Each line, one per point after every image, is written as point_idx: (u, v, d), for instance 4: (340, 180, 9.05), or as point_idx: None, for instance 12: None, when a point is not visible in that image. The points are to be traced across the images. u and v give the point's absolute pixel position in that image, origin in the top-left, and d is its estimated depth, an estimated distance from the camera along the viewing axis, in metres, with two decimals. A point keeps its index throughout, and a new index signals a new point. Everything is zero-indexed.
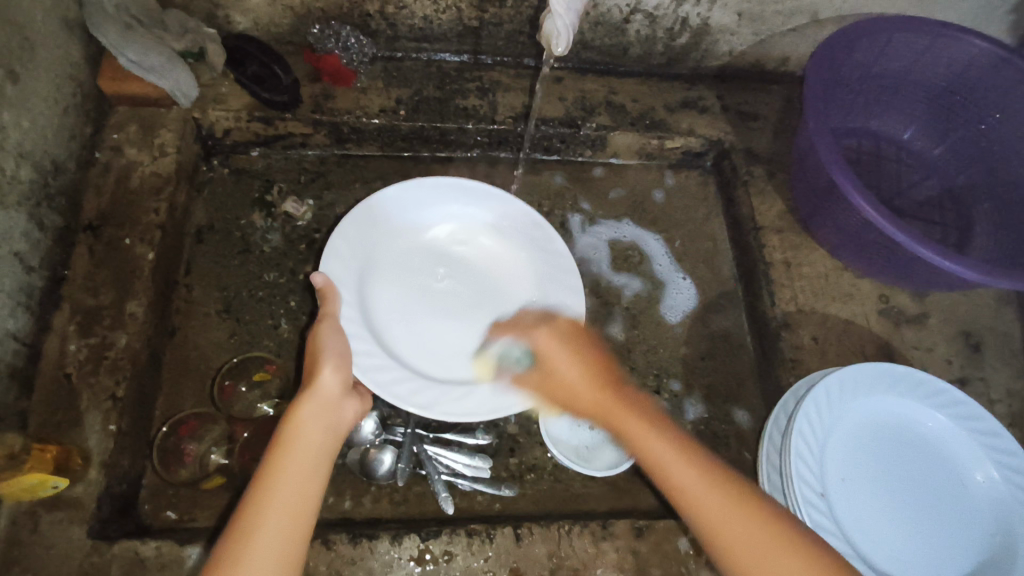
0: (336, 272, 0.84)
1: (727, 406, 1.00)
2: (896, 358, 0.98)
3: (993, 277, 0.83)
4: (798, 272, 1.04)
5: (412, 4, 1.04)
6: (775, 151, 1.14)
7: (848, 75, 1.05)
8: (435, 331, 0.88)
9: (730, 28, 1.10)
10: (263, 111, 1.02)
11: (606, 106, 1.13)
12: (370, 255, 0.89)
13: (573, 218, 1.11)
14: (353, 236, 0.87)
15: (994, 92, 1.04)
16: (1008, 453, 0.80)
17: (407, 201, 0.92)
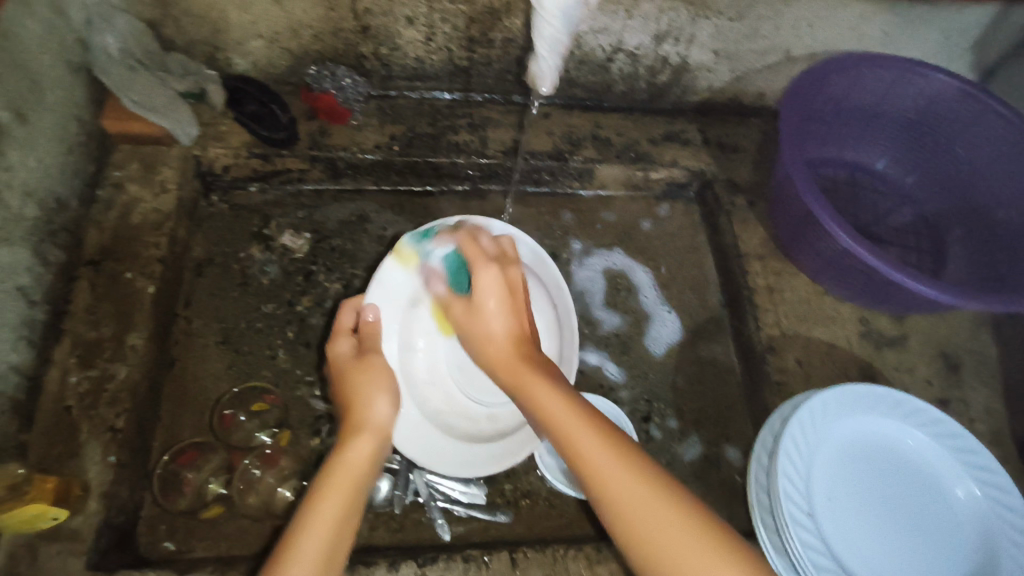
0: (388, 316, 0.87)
1: (718, 429, 1.03)
2: (878, 379, 1.01)
3: (965, 300, 0.86)
4: (781, 297, 1.07)
5: (405, 45, 1.08)
6: (755, 181, 1.19)
7: (821, 108, 1.10)
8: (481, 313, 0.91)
9: (708, 66, 1.16)
10: (261, 148, 1.06)
11: (593, 140, 1.17)
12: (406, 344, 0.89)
13: (573, 247, 1.16)
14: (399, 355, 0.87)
15: (960, 123, 1.10)
16: (987, 470, 0.82)
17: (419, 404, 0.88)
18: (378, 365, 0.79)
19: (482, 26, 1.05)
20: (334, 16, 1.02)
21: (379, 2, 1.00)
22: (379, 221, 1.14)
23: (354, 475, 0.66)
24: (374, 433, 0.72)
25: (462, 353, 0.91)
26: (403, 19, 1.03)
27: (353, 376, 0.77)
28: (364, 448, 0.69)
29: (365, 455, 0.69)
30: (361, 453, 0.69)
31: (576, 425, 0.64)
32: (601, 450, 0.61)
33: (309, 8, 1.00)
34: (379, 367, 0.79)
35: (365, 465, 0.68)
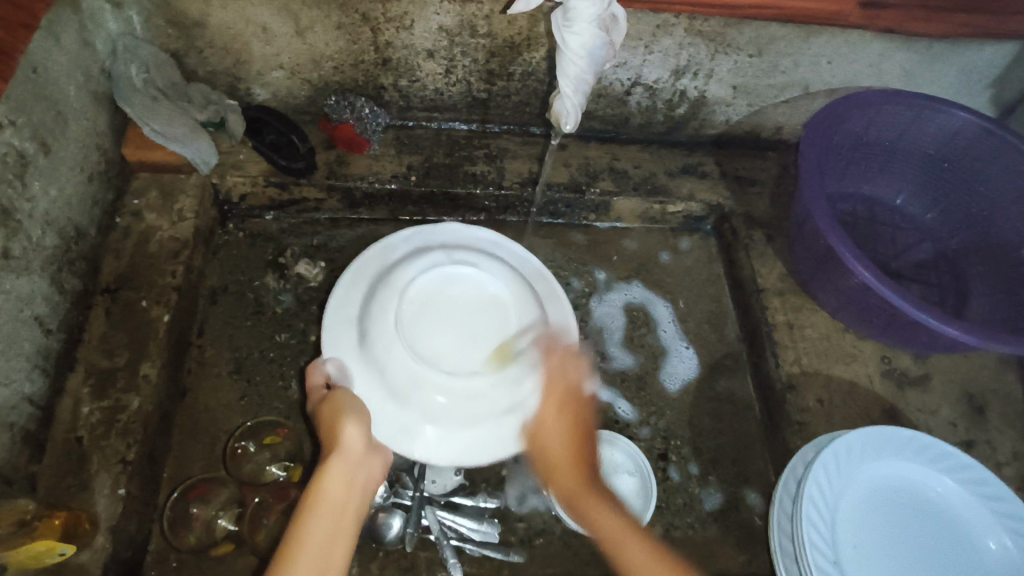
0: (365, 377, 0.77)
1: (736, 468, 1.00)
2: (901, 421, 0.99)
3: (992, 342, 0.84)
4: (801, 333, 1.05)
5: (425, 77, 1.09)
6: (773, 215, 1.18)
7: (841, 143, 1.10)
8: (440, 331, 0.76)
9: (726, 100, 1.16)
10: (279, 177, 1.06)
11: (610, 173, 1.17)
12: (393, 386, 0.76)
13: (599, 276, 1.15)
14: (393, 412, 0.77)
15: (981, 160, 1.09)
16: (1019, 520, 0.79)
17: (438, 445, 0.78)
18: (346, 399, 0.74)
19: (501, 59, 1.06)
20: (356, 48, 1.03)
21: (401, 35, 1.01)
22: None
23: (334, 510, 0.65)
24: (345, 464, 0.69)
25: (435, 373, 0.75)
26: (423, 51, 1.04)
27: (327, 410, 0.73)
28: (336, 476, 0.68)
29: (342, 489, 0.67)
30: (338, 485, 0.67)
31: (604, 512, 0.70)
32: (626, 528, 0.68)
33: (331, 41, 1.01)
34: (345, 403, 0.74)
35: (345, 498, 0.67)
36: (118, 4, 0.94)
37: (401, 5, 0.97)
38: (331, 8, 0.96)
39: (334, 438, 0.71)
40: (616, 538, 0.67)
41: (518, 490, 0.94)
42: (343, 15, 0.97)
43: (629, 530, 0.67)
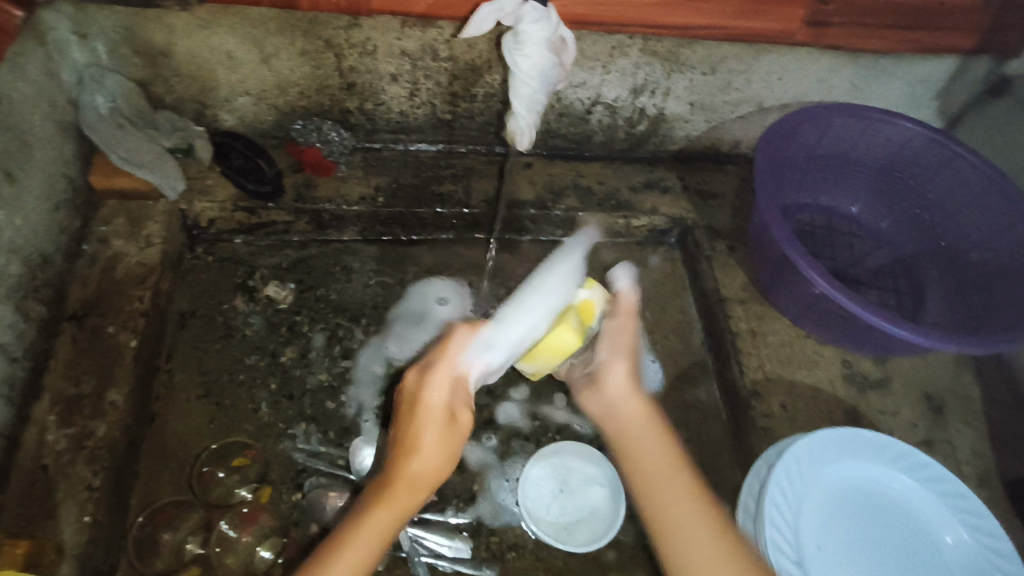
0: None
1: (705, 476, 1.01)
2: (863, 423, 1.01)
3: (942, 342, 0.88)
4: (763, 340, 1.08)
5: (390, 100, 1.12)
6: (734, 226, 1.21)
7: (795, 154, 1.14)
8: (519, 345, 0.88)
9: (684, 116, 1.19)
10: (247, 202, 1.08)
11: (574, 189, 1.20)
12: None
13: None
14: None
15: (930, 168, 1.13)
16: (977, 515, 0.81)
17: None
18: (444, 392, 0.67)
19: (464, 82, 1.09)
20: (321, 74, 1.05)
21: (364, 60, 1.04)
22: (364, 271, 1.14)
23: (388, 516, 0.62)
24: (414, 488, 0.64)
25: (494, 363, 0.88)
26: (387, 76, 1.07)
27: (423, 418, 0.66)
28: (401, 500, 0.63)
29: (401, 509, 0.63)
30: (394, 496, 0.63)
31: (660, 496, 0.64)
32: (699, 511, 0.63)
33: (295, 67, 1.04)
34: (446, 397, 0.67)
35: (394, 523, 0.63)
36: (84, 35, 0.96)
37: (363, 32, 1.00)
38: (294, 36, 0.99)
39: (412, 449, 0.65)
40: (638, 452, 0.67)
41: (492, 505, 0.94)
42: (308, 42, 1.00)
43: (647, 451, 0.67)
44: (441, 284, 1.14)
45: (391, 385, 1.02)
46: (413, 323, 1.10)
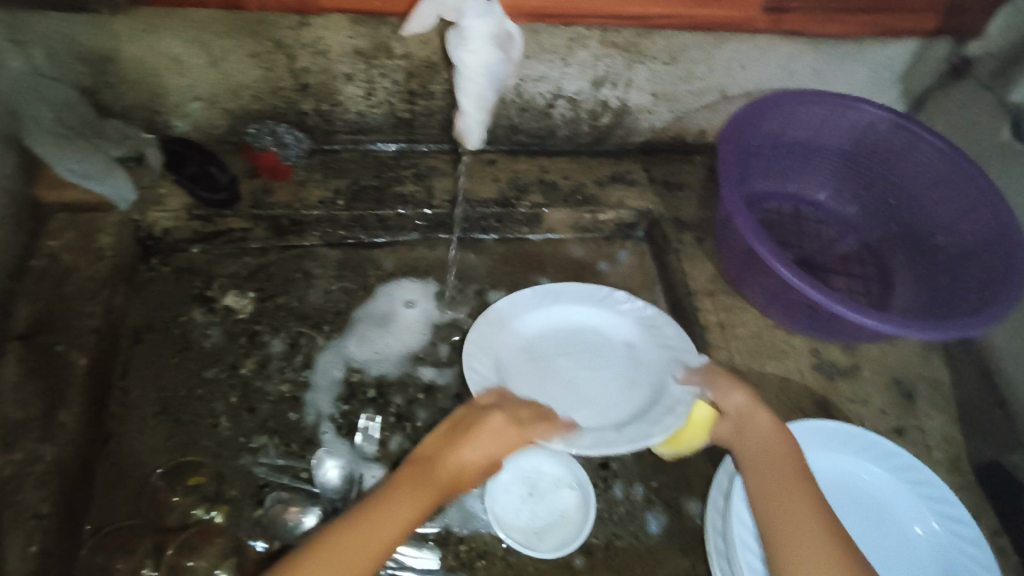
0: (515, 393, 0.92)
1: (677, 473, 1.00)
2: (833, 413, 1.00)
3: (908, 330, 0.87)
4: (733, 332, 1.06)
5: (346, 101, 1.09)
6: (701, 217, 1.20)
7: (760, 143, 1.12)
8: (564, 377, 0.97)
9: (648, 107, 1.18)
10: (202, 210, 1.05)
11: (539, 185, 1.18)
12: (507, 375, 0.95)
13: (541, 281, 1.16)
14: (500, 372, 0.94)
15: (895, 152, 1.13)
16: (945, 503, 0.81)
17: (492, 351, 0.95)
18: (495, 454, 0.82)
19: (421, 79, 1.06)
20: (273, 76, 1.02)
21: (316, 60, 1.01)
22: (325, 276, 1.11)
23: (414, 499, 0.76)
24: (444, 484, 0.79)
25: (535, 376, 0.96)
26: (341, 76, 1.04)
27: (480, 431, 0.82)
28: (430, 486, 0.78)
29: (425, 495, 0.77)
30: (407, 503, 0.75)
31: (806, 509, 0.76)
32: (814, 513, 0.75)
33: (245, 70, 1.01)
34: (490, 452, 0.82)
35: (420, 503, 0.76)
36: (21, 42, 0.92)
37: (313, 31, 0.97)
38: (242, 37, 0.96)
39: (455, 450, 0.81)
40: (772, 476, 0.78)
41: (462, 512, 0.92)
42: (256, 43, 0.97)
43: (786, 470, 0.79)
44: (407, 286, 1.12)
45: (349, 391, 0.99)
46: (377, 325, 1.07)
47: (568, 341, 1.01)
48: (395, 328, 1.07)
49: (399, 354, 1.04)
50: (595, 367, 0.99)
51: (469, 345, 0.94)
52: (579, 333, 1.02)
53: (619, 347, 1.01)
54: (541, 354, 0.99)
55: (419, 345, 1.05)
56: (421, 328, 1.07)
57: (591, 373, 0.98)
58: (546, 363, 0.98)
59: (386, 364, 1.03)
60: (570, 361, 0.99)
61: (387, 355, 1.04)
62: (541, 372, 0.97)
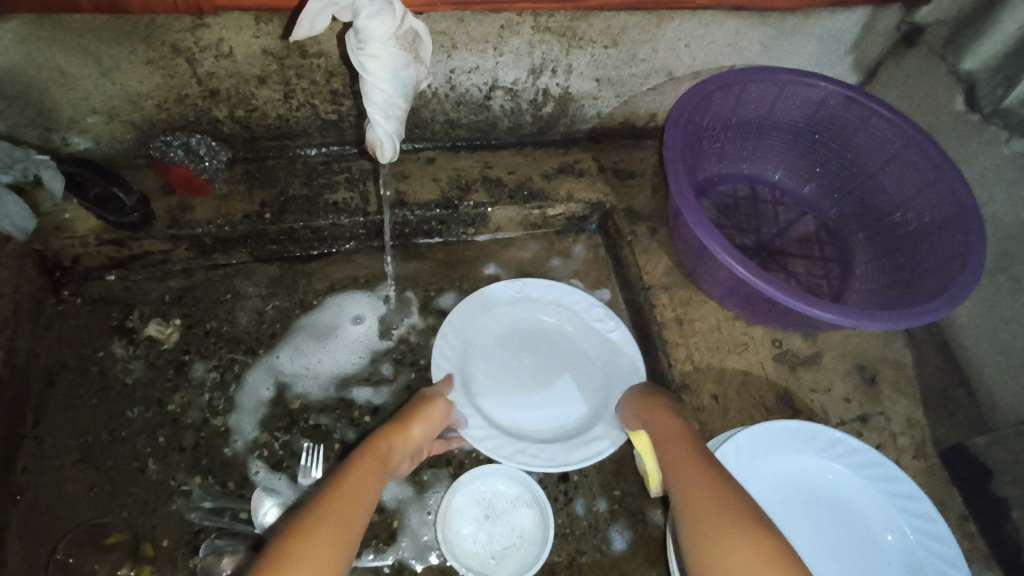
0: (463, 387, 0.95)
1: (640, 479, 0.96)
2: (796, 405, 0.96)
3: (867, 322, 0.83)
4: (691, 327, 1.02)
5: (263, 105, 1.00)
6: (654, 206, 1.14)
7: (710, 126, 1.07)
8: (521, 377, 0.99)
9: (592, 93, 1.11)
10: (112, 234, 0.96)
11: (482, 182, 1.11)
12: (466, 365, 0.97)
13: (487, 269, 1.12)
14: (459, 359, 0.97)
15: (847, 129, 1.08)
16: (910, 498, 0.79)
17: (459, 339, 0.98)
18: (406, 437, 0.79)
19: (343, 77, 0.98)
20: (175, 83, 0.93)
21: (222, 64, 0.92)
22: (257, 296, 1.03)
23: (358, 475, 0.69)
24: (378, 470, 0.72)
25: (492, 373, 0.98)
26: (253, 78, 0.95)
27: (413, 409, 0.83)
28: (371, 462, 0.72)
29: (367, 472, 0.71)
30: (358, 493, 0.66)
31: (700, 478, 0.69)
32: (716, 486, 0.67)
33: (143, 78, 0.91)
34: (401, 436, 0.78)
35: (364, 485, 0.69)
36: None
37: (214, 31, 0.87)
38: (134, 42, 0.86)
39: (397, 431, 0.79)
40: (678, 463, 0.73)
41: (416, 541, 0.87)
42: (150, 49, 0.88)
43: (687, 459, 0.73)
44: (354, 301, 1.05)
45: (294, 420, 0.93)
46: (316, 339, 1.00)
47: (539, 341, 1.03)
48: (333, 345, 1.01)
49: (331, 376, 0.98)
50: (559, 375, 1.00)
51: (446, 326, 0.98)
52: (553, 333, 1.04)
53: (584, 357, 1.02)
54: (511, 347, 1.01)
55: (354, 368, 0.99)
56: (362, 348, 1.01)
57: (552, 377, 1.00)
58: (507, 360, 1.00)
59: (323, 388, 0.96)
60: (534, 361, 1.01)
61: (318, 373, 0.98)
62: (501, 368, 0.99)
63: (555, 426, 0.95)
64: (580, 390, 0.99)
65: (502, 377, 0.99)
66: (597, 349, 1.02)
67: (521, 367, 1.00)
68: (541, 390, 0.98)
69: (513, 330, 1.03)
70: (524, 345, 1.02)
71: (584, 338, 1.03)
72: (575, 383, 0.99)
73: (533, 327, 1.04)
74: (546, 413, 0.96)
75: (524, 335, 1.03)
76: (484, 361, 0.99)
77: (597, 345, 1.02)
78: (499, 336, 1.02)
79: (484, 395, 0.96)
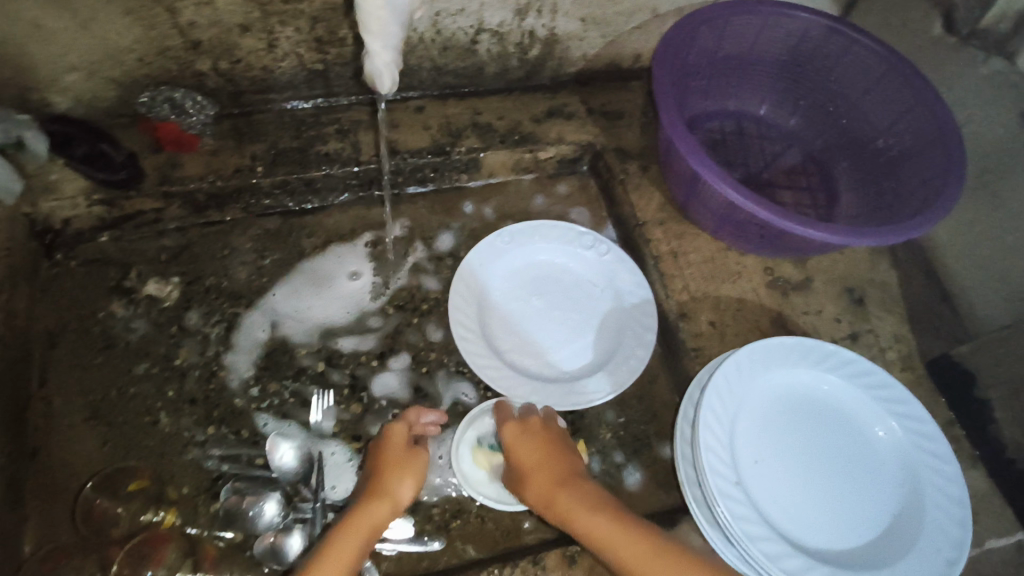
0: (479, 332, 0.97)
1: (644, 406, 0.99)
2: (790, 327, 1.00)
3: (857, 239, 0.86)
4: (686, 260, 1.04)
5: (247, 56, 0.99)
6: (643, 145, 1.15)
7: (696, 61, 1.08)
8: (532, 320, 1.01)
9: (578, 34, 1.11)
10: (103, 193, 0.95)
11: (473, 128, 1.11)
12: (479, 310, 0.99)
13: (466, 206, 1.13)
14: (473, 305, 0.99)
15: (829, 59, 1.10)
16: (900, 402, 0.83)
17: (472, 286, 1.00)
18: (375, 519, 0.75)
19: (328, 24, 0.96)
20: (156, 35, 0.91)
21: (204, 13, 0.90)
22: (253, 251, 1.03)
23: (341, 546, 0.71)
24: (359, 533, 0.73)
25: (504, 318, 1.01)
26: (236, 28, 0.93)
27: (391, 458, 0.81)
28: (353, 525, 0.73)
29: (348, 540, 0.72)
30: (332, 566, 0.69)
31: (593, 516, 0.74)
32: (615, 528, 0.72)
33: (124, 31, 0.89)
34: (371, 521, 0.75)
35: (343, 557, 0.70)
36: None
37: None
38: None
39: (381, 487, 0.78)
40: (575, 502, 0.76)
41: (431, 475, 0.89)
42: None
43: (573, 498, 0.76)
44: (353, 255, 1.05)
45: (302, 368, 0.94)
46: (314, 284, 1.01)
47: (546, 283, 1.04)
48: (330, 294, 1.01)
49: (318, 324, 0.98)
50: (567, 314, 1.02)
51: (458, 276, 1.00)
52: (558, 274, 1.05)
53: (589, 294, 1.04)
54: (520, 291, 1.03)
55: (342, 322, 0.99)
56: (351, 301, 1.01)
57: (566, 315, 1.02)
58: (516, 304, 1.02)
59: (314, 336, 0.97)
60: (543, 303, 1.03)
61: (307, 318, 0.98)
62: (512, 312, 1.01)
63: (566, 363, 0.98)
64: (587, 329, 1.01)
65: (513, 321, 1.01)
66: (601, 286, 1.04)
67: (531, 310, 1.02)
68: (551, 330, 1.01)
69: (521, 274, 1.04)
70: (533, 288, 1.04)
71: (587, 277, 1.05)
72: (582, 322, 1.02)
73: (540, 270, 1.05)
74: (557, 352, 0.99)
75: (532, 278, 1.04)
76: (496, 307, 1.01)
77: (600, 282, 1.05)
78: (508, 281, 1.03)
79: (498, 339, 0.98)
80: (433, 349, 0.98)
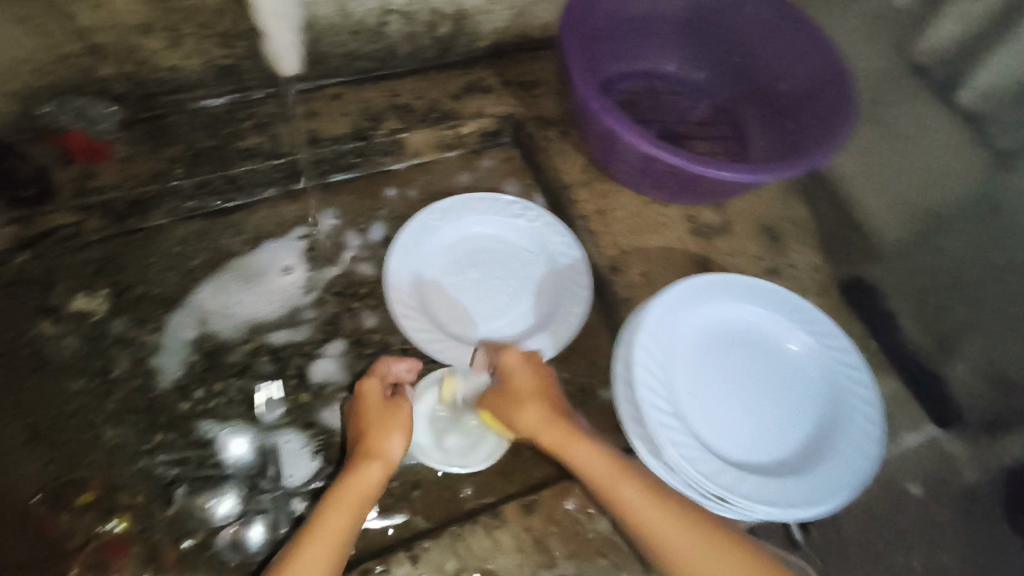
0: (420, 309, 0.98)
1: (587, 360, 1.03)
2: (714, 269, 1.05)
3: (764, 176, 0.91)
4: (613, 217, 1.09)
5: (151, 56, 0.97)
6: (561, 111, 1.19)
7: (601, 25, 1.11)
8: (470, 291, 1.03)
9: (486, 8, 1.13)
10: (15, 212, 0.92)
11: (392, 110, 1.12)
12: (417, 288, 1.00)
13: (390, 192, 1.12)
14: (411, 283, 1.00)
15: (725, 11, 1.15)
16: (814, 321, 0.89)
17: (407, 264, 1.01)
18: (366, 483, 0.77)
19: (232, 16, 0.95)
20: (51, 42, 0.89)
21: (100, 15, 0.88)
22: (182, 255, 1.01)
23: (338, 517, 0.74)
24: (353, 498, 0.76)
25: (443, 292, 1.02)
26: (136, 28, 0.92)
27: (375, 418, 0.83)
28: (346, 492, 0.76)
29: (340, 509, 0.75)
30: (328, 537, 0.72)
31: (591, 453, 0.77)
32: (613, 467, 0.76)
33: None
34: (363, 487, 0.77)
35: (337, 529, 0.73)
36: None
37: None
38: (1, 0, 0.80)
39: (373, 447, 0.80)
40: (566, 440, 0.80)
41: None
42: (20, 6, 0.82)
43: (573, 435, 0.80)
44: (286, 250, 1.04)
45: (246, 364, 0.95)
46: (242, 280, 1.00)
47: (479, 254, 1.06)
48: (264, 289, 1.00)
49: (248, 320, 0.98)
50: (504, 281, 1.05)
51: (393, 255, 1.00)
52: (490, 243, 1.08)
53: (522, 259, 1.07)
54: (455, 264, 1.05)
55: (274, 316, 0.99)
56: (287, 295, 1.00)
57: (503, 282, 1.05)
58: (453, 277, 1.04)
59: (250, 332, 0.97)
60: (478, 273, 1.05)
61: (235, 314, 0.98)
62: (450, 286, 1.03)
63: (509, 328, 1.01)
64: (524, 292, 1.04)
65: (453, 294, 1.03)
66: (532, 250, 1.08)
67: (468, 281, 1.04)
68: (490, 299, 1.03)
69: (455, 248, 1.06)
70: (467, 260, 1.06)
71: (518, 243, 1.08)
72: (519, 287, 1.05)
73: (472, 242, 1.07)
74: (499, 319, 1.02)
75: (465, 251, 1.06)
76: (434, 282, 1.02)
77: (531, 246, 1.08)
78: (443, 256, 1.05)
79: (440, 313, 1.00)
80: (376, 331, 1.00)
